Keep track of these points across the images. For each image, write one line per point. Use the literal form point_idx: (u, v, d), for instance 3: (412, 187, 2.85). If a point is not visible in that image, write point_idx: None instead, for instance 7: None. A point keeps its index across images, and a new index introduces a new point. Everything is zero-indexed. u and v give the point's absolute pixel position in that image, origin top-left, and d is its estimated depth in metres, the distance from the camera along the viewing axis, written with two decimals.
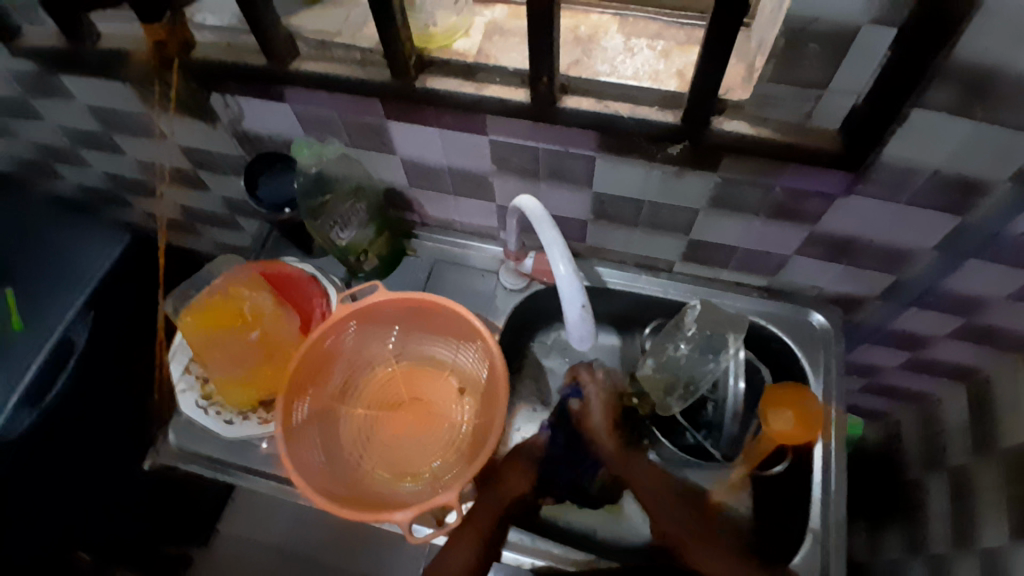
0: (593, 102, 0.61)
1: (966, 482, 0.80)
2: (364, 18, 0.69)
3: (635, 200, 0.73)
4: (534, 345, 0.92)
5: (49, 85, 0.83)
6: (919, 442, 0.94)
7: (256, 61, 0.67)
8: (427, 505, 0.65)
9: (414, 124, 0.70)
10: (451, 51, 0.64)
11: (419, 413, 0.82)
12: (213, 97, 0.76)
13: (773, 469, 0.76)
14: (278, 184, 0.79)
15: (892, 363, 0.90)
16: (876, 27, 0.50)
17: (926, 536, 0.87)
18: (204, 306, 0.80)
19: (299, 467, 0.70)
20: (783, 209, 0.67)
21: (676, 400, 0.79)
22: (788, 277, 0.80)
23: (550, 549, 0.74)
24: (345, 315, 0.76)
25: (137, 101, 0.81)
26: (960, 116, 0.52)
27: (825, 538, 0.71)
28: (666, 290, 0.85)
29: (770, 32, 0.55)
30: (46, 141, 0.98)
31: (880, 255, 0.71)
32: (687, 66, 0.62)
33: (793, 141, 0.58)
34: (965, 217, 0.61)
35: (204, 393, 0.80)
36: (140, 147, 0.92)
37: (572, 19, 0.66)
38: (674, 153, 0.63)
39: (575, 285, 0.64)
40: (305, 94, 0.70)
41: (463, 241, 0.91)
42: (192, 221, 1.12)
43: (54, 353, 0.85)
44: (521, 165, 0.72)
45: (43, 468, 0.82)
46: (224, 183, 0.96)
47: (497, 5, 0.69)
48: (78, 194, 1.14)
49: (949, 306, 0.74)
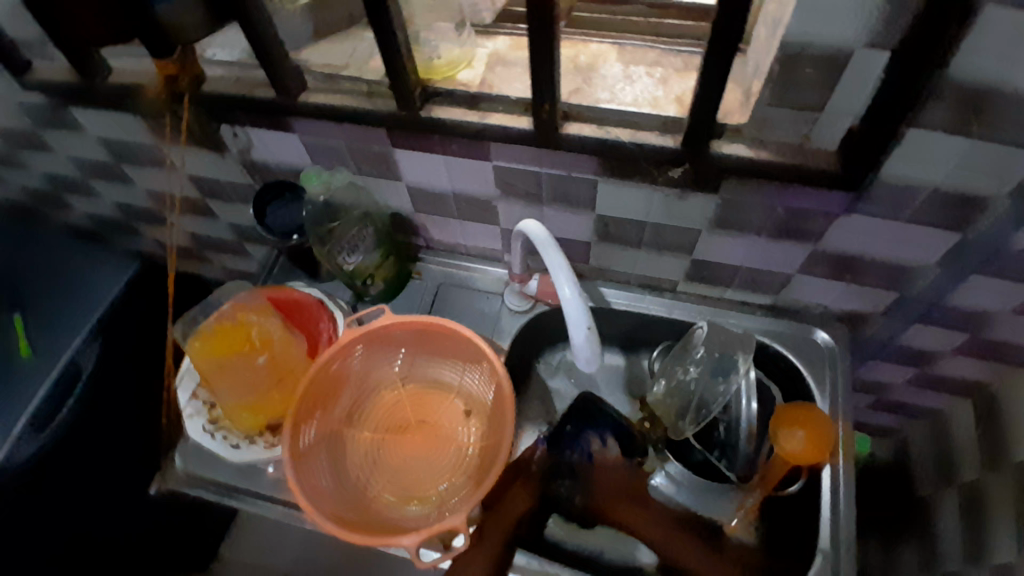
0: (594, 128, 0.62)
1: (979, 497, 0.79)
2: (369, 51, 0.71)
3: (638, 222, 0.74)
4: (539, 366, 0.92)
5: (62, 119, 0.85)
6: (928, 458, 0.93)
7: (265, 93, 0.69)
8: (435, 529, 0.65)
9: (420, 152, 0.72)
10: (456, 81, 0.66)
11: (427, 436, 0.81)
12: (222, 127, 0.77)
13: (789, 489, 0.76)
14: (287, 211, 0.80)
15: (899, 378, 0.90)
16: (870, 51, 0.51)
17: (939, 553, 0.86)
18: (215, 332, 0.81)
19: (308, 491, 0.70)
20: (785, 228, 0.68)
21: (689, 424, 0.79)
22: (792, 295, 0.81)
23: (559, 572, 0.74)
24: (352, 339, 0.77)
25: (148, 134, 0.83)
26: (957, 134, 0.53)
27: (836, 558, 0.70)
28: (670, 308, 0.86)
29: (765, 58, 0.56)
30: (59, 172, 1.00)
31: (884, 271, 0.71)
32: (685, 92, 0.64)
33: (794, 162, 0.59)
34: (965, 232, 0.62)
35: (210, 417, 0.80)
36: (150, 177, 0.94)
37: (573, 48, 0.68)
38: (675, 176, 0.65)
39: (581, 309, 0.65)
40: (313, 125, 0.72)
41: (468, 264, 0.92)
42: (201, 249, 1.14)
43: (62, 378, 0.85)
44: (525, 189, 0.73)
45: (40, 495, 0.82)
46: (233, 211, 0.97)
47: (498, 36, 0.71)
48: (89, 224, 1.16)
49: (954, 321, 0.74)
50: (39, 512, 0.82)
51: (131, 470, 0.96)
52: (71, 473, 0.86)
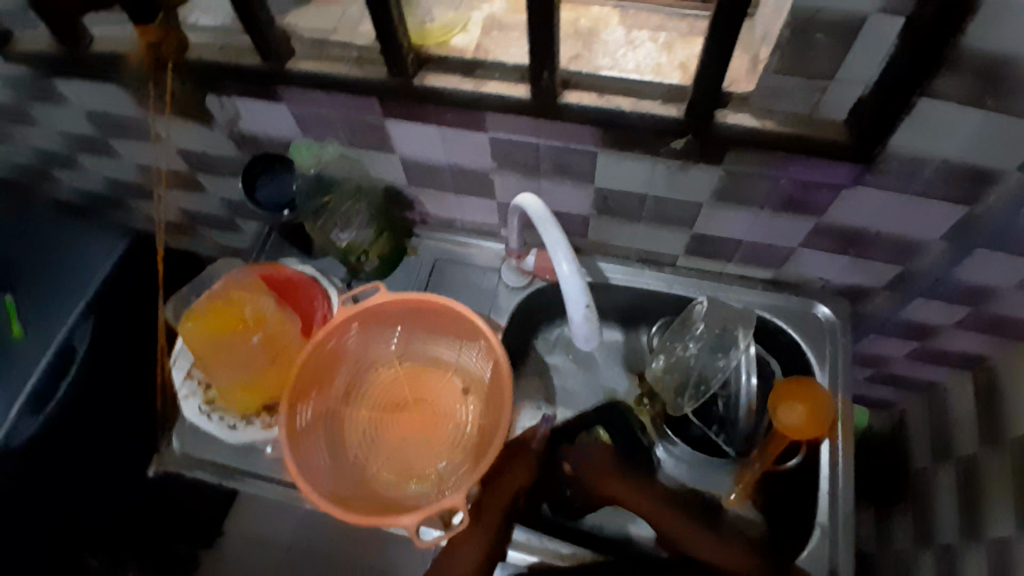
0: (595, 97, 0.60)
1: (976, 472, 0.79)
2: (360, 14, 0.68)
3: (639, 195, 0.72)
4: (537, 342, 0.91)
5: (42, 90, 0.82)
6: (925, 432, 0.93)
7: (250, 60, 0.66)
8: (434, 509, 0.64)
9: (414, 123, 0.69)
10: (449, 47, 0.64)
11: (425, 414, 0.80)
12: (208, 98, 0.74)
13: (788, 463, 0.76)
14: (277, 185, 0.78)
15: (899, 353, 0.90)
16: (881, 18, 0.49)
17: (933, 526, 0.87)
18: (208, 311, 0.80)
19: (305, 472, 0.69)
20: (790, 201, 0.67)
21: (687, 400, 0.78)
22: (795, 269, 0.80)
23: (559, 549, 0.75)
24: (346, 318, 0.75)
25: (132, 104, 0.80)
26: (971, 106, 0.51)
27: (834, 533, 0.71)
28: (671, 284, 0.84)
29: (774, 24, 0.54)
30: (42, 145, 0.97)
31: (889, 245, 0.70)
32: (690, 58, 0.61)
33: (799, 133, 0.58)
34: (975, 205, 0.61)
35: (207, 398, 0.79)
36: (136, 150, 0.92)
37: (573, 12, 0.65)
38: (679, 148, 0.62)
39: (580, 287, 0.64)
40: (302, 94, 0.69)
41: (464, 239, 0.90)
42: (192, 224, 1.11)
43: (57, 359, 0.84)
44: (523, 161, 0.71)
45: (37, 476, 0.81)
46: (223, 184, 0.95)
47: (496, 0, 0.68)
48: (76, 198, 1.13)
49: (958, 296, 0.73)
50: (38, 494, 0.81)
51: (123, 448, 0.95)
52: (70, 454, 0.85)
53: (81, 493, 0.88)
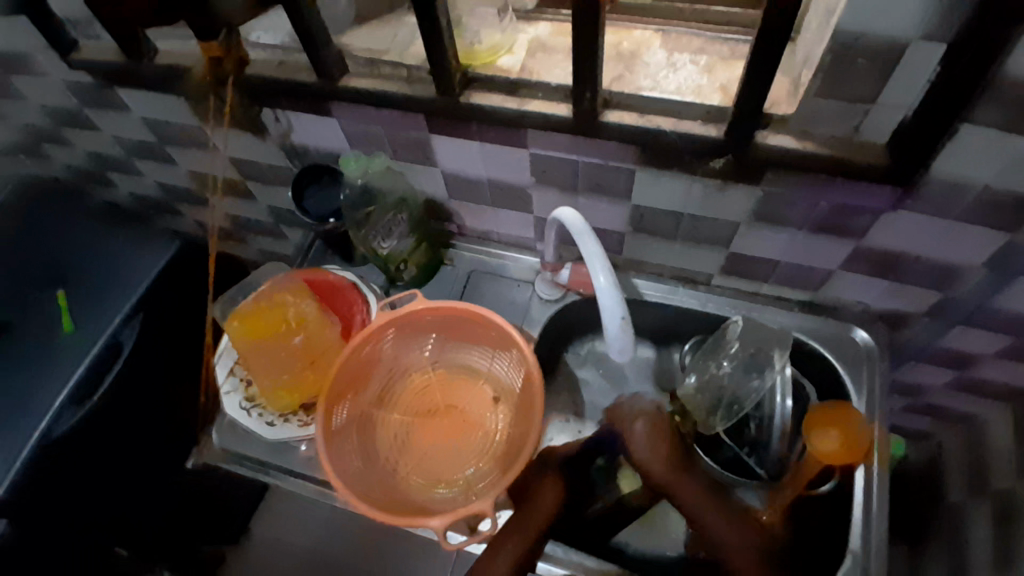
0: (636, 117, 0.61)
1: (1012, 506, 0.77)
2: (411, 36, 0.71)
3: (675, 214, 0.73)
4: (568, 355, 0.92)
5: (107, 99, 0.87)
6: (962, 464, 0.91)
7: (306, 77, 0.70)
8: (463, 512, 0.66)
9: (457, 139, 0.72)
10: (495, 67, 0.66)
11: (456, 422, 0.82)
12: (264, 112, 0.78)
13: (820, 489, 0.74)
14: (325, 195, 0.81)
15: (938, 381, 0.88)
16: (924, 45, 0.49)
17: (968, 561, 0.84)
18: (251, 311, 0.82)
19: (340, 472, 0.71)
20: (828, 224, 0.67)
21: (721, 420, 0.78)
22: (832, 292, 0.79)
23: (583, 562, 0.74)
24: (384, 323, 0.78)
25: (191, 115, 0.84)
26: (1011, 133, 0.51)
27: (865, 561, 0.69)
28: (704, 303, 0.85)
29: (816, 48, 0.54)
30: (103, 150, 1.03)
31: (928, 272, 0.69)
32: (730, 81, 0.62)
33: (841, 156, 0.58)
34: (1015, 234, 0.60)
35: (247, 395, 0.82)
36: (191, 158, 0.96)
37: (615, 35, 0.67)
38: (717, 167, 0.64)
39: (615, 300, 0.65)
40: (353, 109, 0.72)
41: (500, 251, 0.92)
42: (239, 230, 1.16)
43: (102, 354, 0.88)
44: (560, 178, 0.73)
45: (76, 467, 0.85)
46: (270, 194, 0.99)
47: (541, 22, 0.70)
48: (132, 202, 1.19)
49: (997, 326, 0.72)
50: (69, 484, 0.85)
51: (164, 445, 0.99)
52: (109, 446, 0.89)
53: (112, 488, 0.91)
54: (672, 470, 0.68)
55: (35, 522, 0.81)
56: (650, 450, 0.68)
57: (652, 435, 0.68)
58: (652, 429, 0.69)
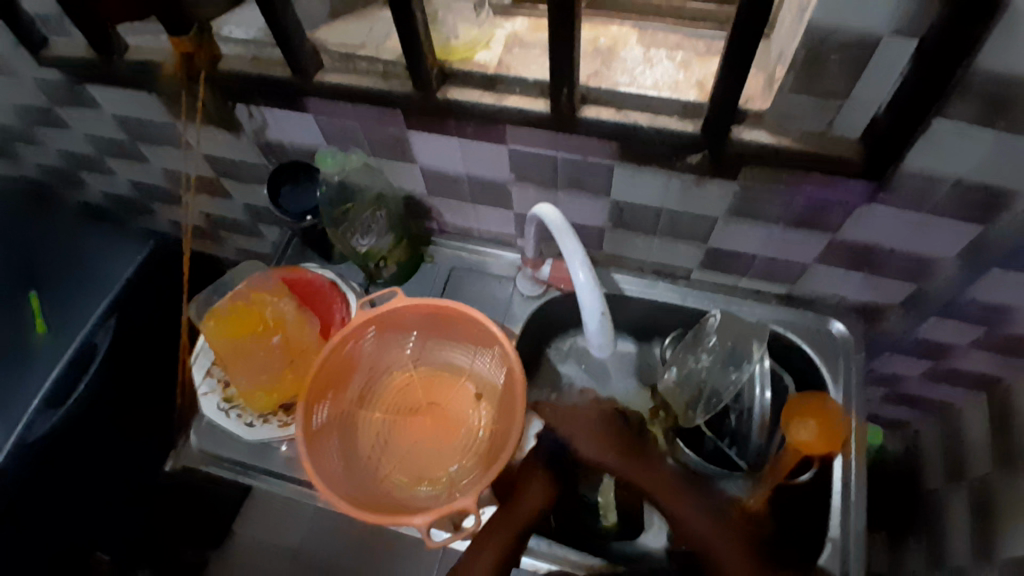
0: (613, 112, 0.61)
1: (989, 493, 0.79)
2: (387, 31, 0.70)
3: (654, 209, 0.73)
4: (550, 351, 0.92)
5: (76, 97, 0.85)
6: (939, 453, 0.93)
7: (280, 73, 0.69)
8: (446, 509, 0.65)
9: (435, 135, 0.71)
10: (472, 63, 0.66)
11: (438, 419, 0.82)
12: (237, 108, 0.77)
13: (800, 478, 0.74)
14: (301, 194, 0.79)
15: (913, 372, 0.90)
16: (895, 39, 0.50)
17: (945, 547, 0.86)
18: (228, 312, 0.81)
19: (321, 470, 0.70)
20: (805, 217, 0.67)
21: (699, 412, 0.79)
22: (808, 285, 0.80)
23: (564, 555, 0.74)
24: (364, 321, 0.77)
25: (164, 113, 0.83)
26: (983, 126, 0.52)
27: (845, 550, 0.70)
28: (684, 297, 0.85)
29: (790, 43, 0.55)
30: (74, 149, 1.01)
31: (903, 264, 0.70)
32: (706, 77, 0.63)
33: (814, 150, 0.58)
34: (989, 225, 0.61)
35: (225, 396, 0.81)
36: (164, 156, 0.95)
37: (592, 30, 0.67)
38: (693, 163, 0.64)
39: (595, 294, 0.65)
40: (328, 104, 0.71)
41: (481, 248, 0.91)
42: (217, 230, 1.14)
43: (77, 355, 0.86)
44: (540, 175, 0.73)
45: (54, 472, 0.84)
46: (248, 192, 0.98)
47: (518, 18, 0.70)
48: (105, 202, 1.17)
49: (971, 316, 0.73)
50: (48, 491, 0.83)
51: (144, 447, 0.98)
52: (89, 449, 0.88)
53: (92, 494, 0.89)
54: (625, 458, 0.72)
55: (14, 532, 0.79)
56: (595, 444, 0.73)
57: (597, 431, 0.73)
58: (602, 420, 0.75)
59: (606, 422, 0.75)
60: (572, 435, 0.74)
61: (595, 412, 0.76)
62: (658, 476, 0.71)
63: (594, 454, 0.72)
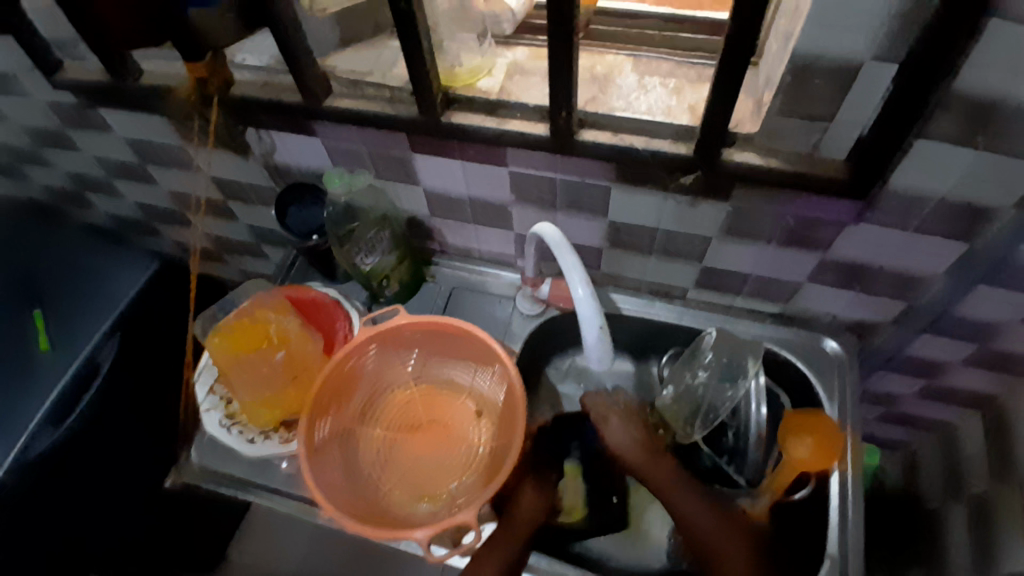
0: (609, 135, 0.64)
1: (986, 510, 0.80)
2: (394, 58, 0.74)
3: (650, 228, 0.76)
4: (549, 371, 0.93)
5: (90, 119, 0.88)
6: (937, 472, 0.94)
7: (291, 97, 0.72)
8: (446, 524, 0.66)
9: (439, 158, 0.74)
10: (475, 88, 0.69)
11: (438, 435, 0.83)
12: (247, 131, 0.80)
13: (796, 495, 0.76)
14: (309, 212, 0.83)
15: (907, 390, 0.92)
16: (877, 63, 0.52)
17: (946, 566, 0.87)
18: (233, 328, 0.82)
19: (322, 485, 0.71)
20: (796, 237, 0.70)
21: (698, 427, 0.80)
22: (801, 303, 0.82)
23: (566, 572, 0.74)
24: (367, 337, 0.78)
25: (175, 135, 0.86)
26: (963, 146, 0.55)
27: (844, 563, 0.70)
28: (680, 317, 0.87)
29: (777, 69, 0.58)
30: (83, 171, 1.03)
31: (893, 281, 0.72)
32: (698, 102, 0.66)
33: (802, 170, 0.61)
34: (972, 242, 0.63)
35: (227, 412, 0.82)
36: (173, 178, 0.97)
37: (589, 59, 0.71)
38: (687, 183, 0.66)
39: (593, 309, 0.67)
40: (336, 128, 0.74)
41: (482, 268, 0.94)
42: (222, 251, 1.16)
43: (81, 372, 0.88)
44: (540, 195, 0.75)
45: (57, 488, 0.84)
46: (254, 213, 1.00)
47: (518, 47, 0.73)
48: (111, 223, 1.20)
49: (961, 333, 0.75)
50: (51, 506, 0.83)
51: (144, 464, 0.99)
52: (91, 464, 0.89)
53: (90, 509, 0.89)
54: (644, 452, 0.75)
55: (10, 549, 0.79)
56: (629, 429, 0.78)
57: (625, 423, 0.78)
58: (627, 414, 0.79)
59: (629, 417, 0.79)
60: (604, 421, 0.79)
61: (630, 404, 0.81)
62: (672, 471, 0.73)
63: (623, 439, 0.77)
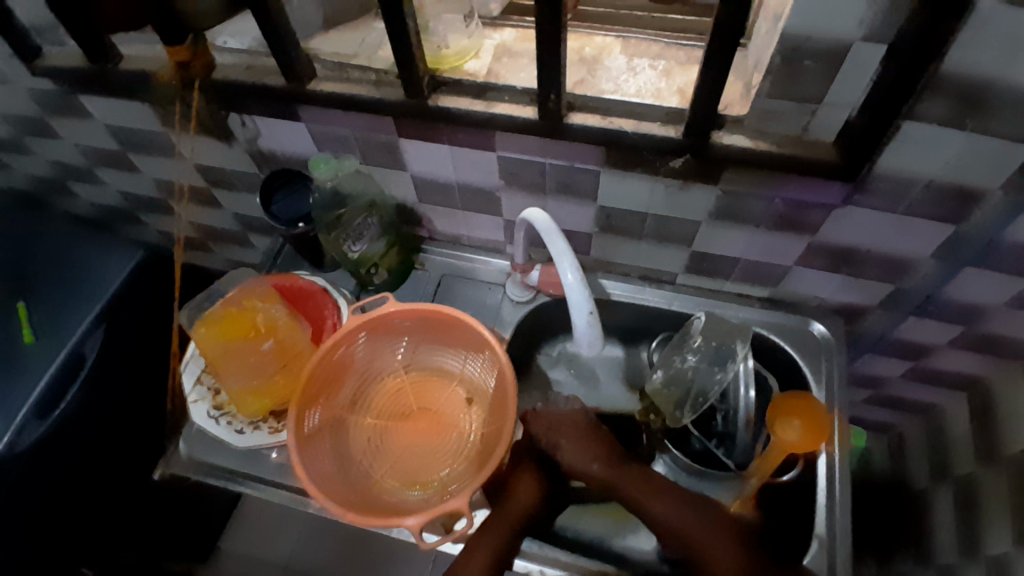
0: (598, 118, 0.63)
1: (972, 491, 0.81)
2: (379, 41, 0.73)
3: (640, 213, 0.75)
4: (540, 357, 0.93)
5: (69, 106, 0.86)
6: (923, 454, 0.95)
7: (275, 81, 0.70)
8: (439, 510, 0.66)
9: (427, 143, 0.73)
10: (463, 71, 0.68)
11: (429, 423, 0.83)
12: (230, 117, 0.79)
13: (784, 477, 0.76)
14: (293, 200, 0.81)
15: (895, 373, 0.92)
16: (866, 44, 0.52)
17: (932, 546, 0.88)
18: (221, 316, 0.81)
19: (313, 474, 0.71)
20: (785, 220, 0.70)
21: (687, 412, 0.80)
22: (790, 287, 0.82)
23: (559, 557, 0.74)
24: (356, 325, 0.78)
25: (157, 121, 0.84)
26: (952, 128, 0.55)
27: (832, 545, 0.71)
28: (671, 302, 0.87)
29: (766, 50, 0.57)
30: (63, 159, 1.01)
31: (882, 265, 0.73)
32: (688, 84, 0.65)
33: (790, 152, 0.61)
34: (960, 226, 0.64)
35: (216, 403, 0.81)
36: (156, 166, 0.95)
37: (578, 40, 0.70)
38: (676, 167, 0.66)
39: (583, 293, 0.67)
40: (321, 113, 0.73)
41: (471, 255, 0.93)
42: (207, 240, 1.15)
43: (65, 366, 0.86)
44: (529, 180, 0.75)
45: (39, 482, 0.83)
46: (239, 201, 0.99)
47: (506, 29, 0.72)
48: (93, 212, 1.18)
49: (948, 315, 0.76)
50: (33, 499, 0.82)
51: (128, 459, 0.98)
52: (73, 458, 0.88)
53: (66, 505, 0.88)
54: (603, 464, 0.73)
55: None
56: (579, 444, 0.75)
57: (579, 440, 0.75)
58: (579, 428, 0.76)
59: (580, 431, 0.76)
60: (557, 440, 0.75)
61: (579, 418, 0.77)
62: (636, 478, 0.72)
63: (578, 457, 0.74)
